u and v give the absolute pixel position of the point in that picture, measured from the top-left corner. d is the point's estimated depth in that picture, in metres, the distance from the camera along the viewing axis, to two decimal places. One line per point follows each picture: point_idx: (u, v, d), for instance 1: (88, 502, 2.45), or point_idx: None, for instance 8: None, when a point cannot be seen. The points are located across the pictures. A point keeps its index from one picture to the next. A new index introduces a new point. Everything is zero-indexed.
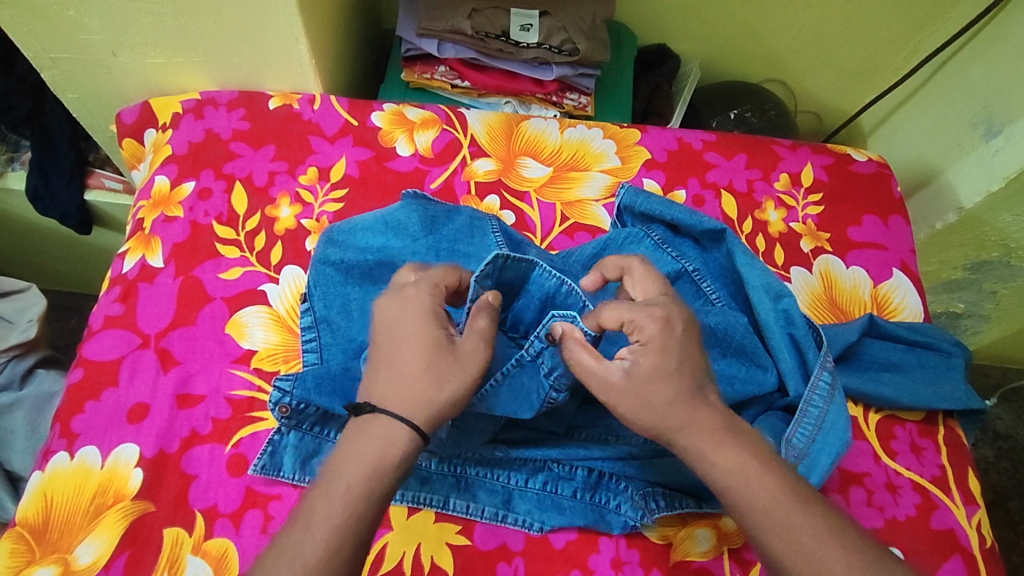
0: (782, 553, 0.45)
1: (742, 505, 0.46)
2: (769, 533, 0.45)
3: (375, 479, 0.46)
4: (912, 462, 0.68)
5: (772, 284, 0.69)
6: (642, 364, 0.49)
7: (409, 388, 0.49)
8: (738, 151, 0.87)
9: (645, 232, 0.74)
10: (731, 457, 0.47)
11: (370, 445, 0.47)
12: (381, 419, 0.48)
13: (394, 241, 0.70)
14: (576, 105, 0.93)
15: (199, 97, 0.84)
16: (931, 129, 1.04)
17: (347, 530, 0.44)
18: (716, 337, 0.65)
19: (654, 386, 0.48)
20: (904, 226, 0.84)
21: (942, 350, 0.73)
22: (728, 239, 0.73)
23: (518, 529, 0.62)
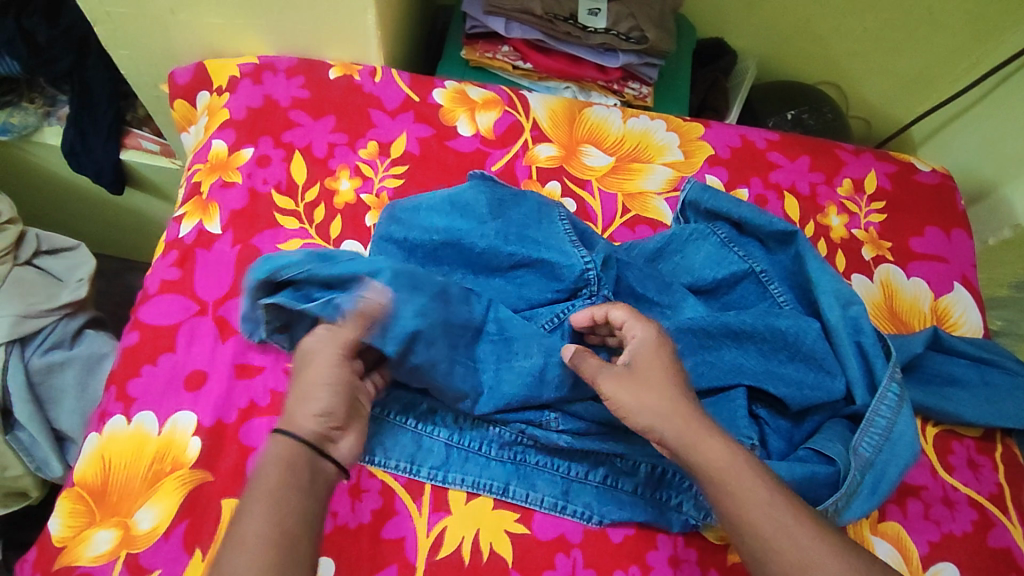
0: (766, 528, 0.48)
1: (727, 486, 0.50)
2: (755, 510, 0.49)
3: (286, 508, 0.47)
4: (970, 478, 0.68)
5: (841, 290, 0.69)
6: (643, 359, 0.56)
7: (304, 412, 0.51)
8: (801, 153, 0.86)
9: (711, 229, 0.74)
10: (714, 447, 0.51)
11: (268, 473, 0.48)
12: (274, 445, 0.50)
13: (461, 222, 0.68)
14: (636, 95, 0.91)
15: (257, 61, 0.82)
16: (988, 144, 1.03)
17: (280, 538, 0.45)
18: (784, 343, 0.65)
19: (651, 378, 0.55)
20: (966, 240, 0.82)
21: (1007, 368, 0.71)
22: (800, 240, 0.72)
23: (577, 521, 0.62)
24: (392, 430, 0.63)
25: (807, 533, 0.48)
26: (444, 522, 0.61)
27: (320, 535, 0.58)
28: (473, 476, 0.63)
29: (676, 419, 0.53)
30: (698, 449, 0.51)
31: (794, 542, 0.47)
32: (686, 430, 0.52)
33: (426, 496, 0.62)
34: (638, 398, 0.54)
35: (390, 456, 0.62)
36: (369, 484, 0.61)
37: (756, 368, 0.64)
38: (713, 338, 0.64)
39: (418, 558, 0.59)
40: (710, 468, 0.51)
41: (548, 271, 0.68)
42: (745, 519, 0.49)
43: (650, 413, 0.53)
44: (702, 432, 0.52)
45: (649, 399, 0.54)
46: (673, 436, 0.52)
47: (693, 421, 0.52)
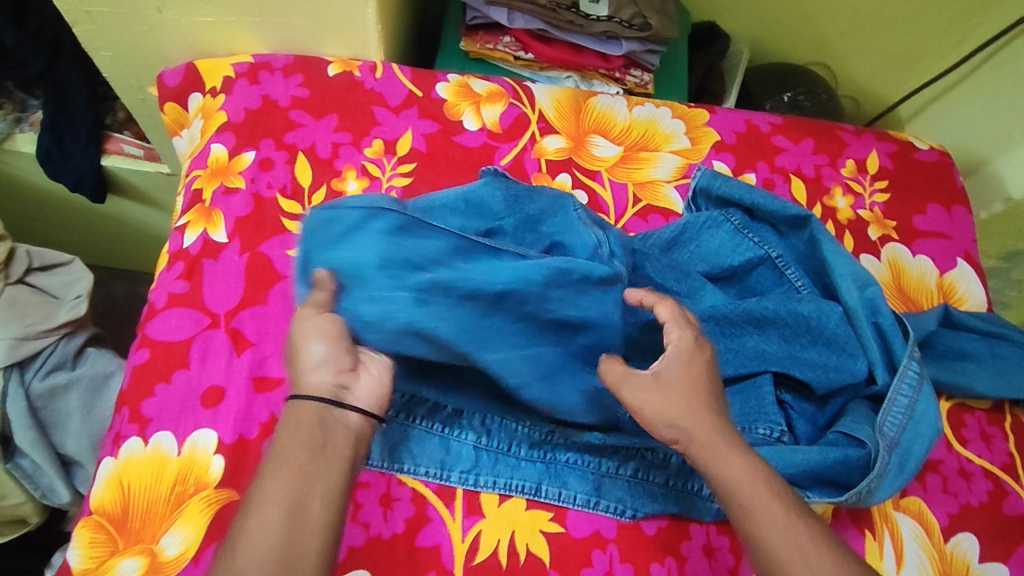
0: (782, 549, 0.46)
1: (745, 503, 0.48)
2: (772, 530, 0.47)
3: (304, 480, 0.43)
4: (983, 449, 0.70)
5: (858, 272, 0.70)
6: (678, 371, 0.51)
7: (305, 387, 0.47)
8: (805, 136, 0.86)
9: (724, 216, 0.74)
10: (738, 465, 0.49)
11: (287, 439, 0.45)
12: (291, 416, 0.46)
13: (476, 221, 0.66)
14: (638, 82, 0.90)
15: (252, 59, 0.79)
16: (976, 120, 1.05)
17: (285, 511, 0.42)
18: (807, 327, 0.66)
19: (681, 392, 0.50)
20: (966, 216, 0.84)
21: (1015, 341, 0.73)
22: (815, 224, 0.72)
23: (610, 516, 0.62)
24: (418, 437, 0.62)
25: (822, 554, 0.46)
26: (478, 526, 0.60)
27: (353, 547, 0.57)
28: (505, 478, 0.62)
29: (704, 435, 0.50)
30: (721, 464, 0.49)
31: (803, 557, 0.45)
32: (711, 445, 0.50)
33: (458, 501, 0.61)
34: (669, 411, 0.50)
35: (419, 463, 0.61)
36: (399, 492, 0.60)
37: (779, 353, 0.65)
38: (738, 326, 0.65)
39: (455, 564, 0.58)
40: (731, 483, 0.49)
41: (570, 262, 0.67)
42: (762, 538, 0.47)
43: (678, 425, 0.50)
44: (728, 448, 0.50)
45: (678, 411, 0.50)
46: (697, 449, 0.50)
47: (720, 435, 0.50)
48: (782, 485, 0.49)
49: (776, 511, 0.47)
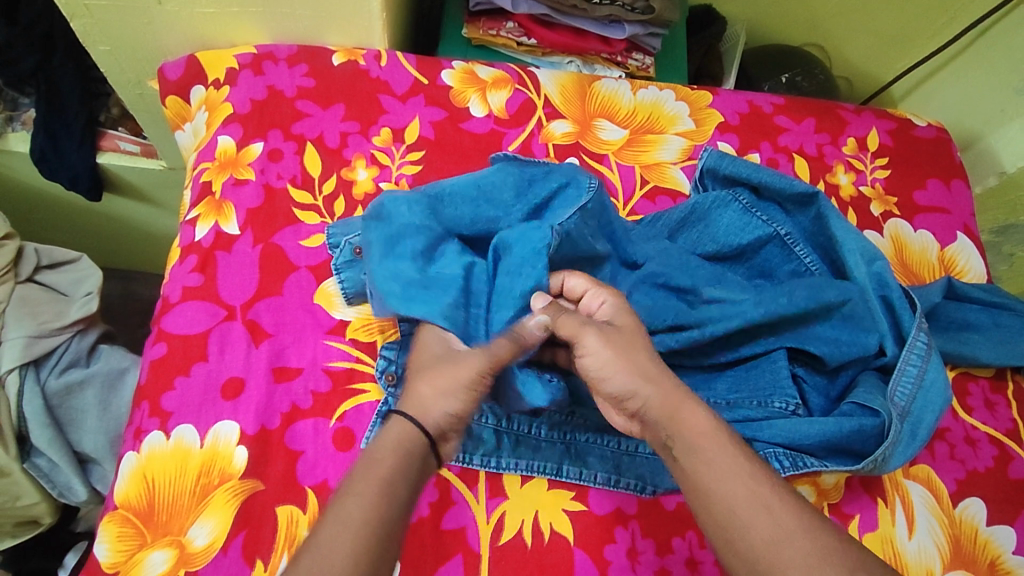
0: (742, 498, 0.45)
1: (709, 454, 0.47)
2: (736, 479, 0.45)
3: (387, 503, 0.44)
4: (987, 417, 0.72)
5: (866, 248, 0.71)
6: (624, 323, 0.54)
7: (413, 394, 0.50)
8: (807, 115, 0.87)
9: (733, 196, 0.74)
10: (700, 419, 0.48)
11: (381, 457, 0.46)
12: (396, 427, 0.48)
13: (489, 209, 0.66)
14: (640, 66, 0.90)
15: (255, 50, 0.78)
16: (969, 98, 1.07)
17: (368, 530, 0.42)
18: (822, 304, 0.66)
19: (632, 344, 0.52)
20: (965, 189, 0.85)
21: (1018, 311, 0.75)
22: (821, 202, 0.73)
23: (631, 493, 0.63)
24: None
25: (785, 508, 0.44)
26: (502, 507, 0.61)
27: None
28: (527, 460, 0.63)
29: (654, 384, 0.50)
30: (679, 415, 0.49)
31: (769, 515, 0.44)
32: (670, 396, 0.49)
33: (482, 483, 0.62)
34: (622, 363, 0.50)
35: None
36: None
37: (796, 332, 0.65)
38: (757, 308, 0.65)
39: (482, 545, 0.59)
40: (692, 433, 0.48)
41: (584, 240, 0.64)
42: (724, 489, 0.45)
43: (634, 375, 0.50)
44: (685, 400, 0.49)
45: (634, 361, 0.51)
46: (654, 400, 0.49)
47: (676, 388, 0.50)
48: (740, 442, 0.49)
49: (737, 461, 0.46)
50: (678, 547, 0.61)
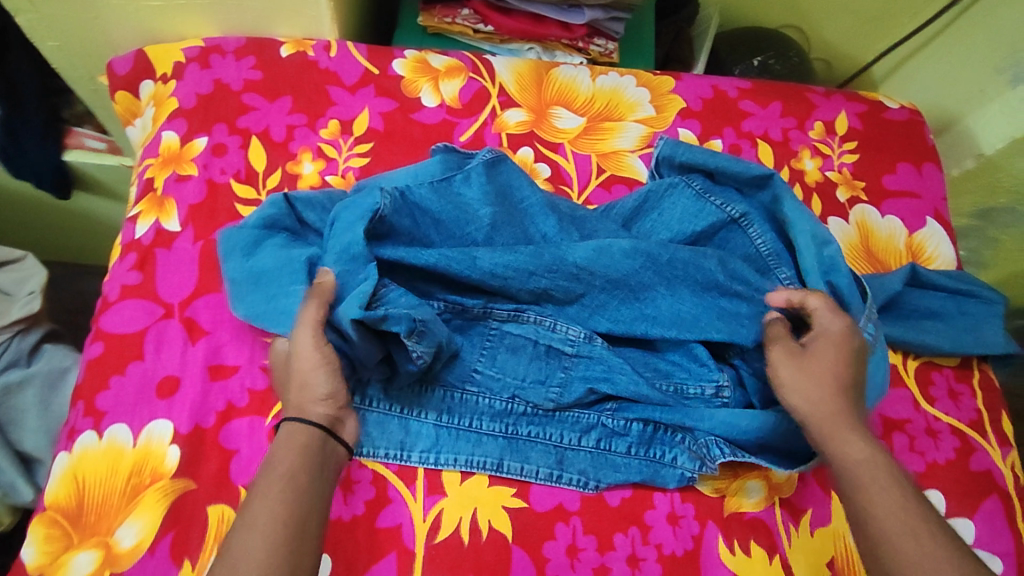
0: (889, 524, 0.51)
1: (862, 483, 0.54)
2: (885, 508, 0.52)
3: (301, 499, 0.49)
4: (950, 407, 0.70)
5: (818, 232, 0.70)
6: (819, 348, 0.60)
7: (293, 401, 0.54)
8: (773, 99, 0.84)
9: (685, 181, 0.73)
10: (861, 449, 0.55)
11: (282, 461, 0.51)
12: (286, 436, 0.53)
13: (429, 195, 0.64)
14: (602, 52, 0.88)
15: (203, 44, 0.77)
16: (949, 79, 1.03)
17: (287, 525, 0.47)
18: (716, 282, 0.68)
19: (813, 372, 0.59)
20: (937, 173, 0.82)
21: (984, 298, 0.73)
22: (778, 181, 0.73)
23: (573, 488, 0.62)
24: (376, 420, 0.62)
25: (934, 541, 0.50)
26: (440, 504, 0.60)
27: None
28: (466, 455, 0.62)
29: (826, 411, 0.57)
30: (840, 443, 0.56)
31: (919, 542, 0.50)
32: (833, 424, 0.57)
33: (420, 481, 0.61)
34: (800, 386, 0.59)
35: (378, 446, 0.62)
36: (359, 475, 0.61)
37: (696, 308, 0.67)
38: (645, 280, 0.68)
39: (416, 543, 0.59)
40: (847, 460, 0.55)
41: (515, 226, 0.67)
42: (868, 515, 0.52)
43: (807, 401, 0.58)
44: (848, 430, 0.56)
45: (810, 385, 0.58)
46: (817, 425, 0.57)
47: (844, 418, 0.57)
48: (902, 473, 0.55)
49: (903, 497, 0.52)
50: (619, 544, 0.60)
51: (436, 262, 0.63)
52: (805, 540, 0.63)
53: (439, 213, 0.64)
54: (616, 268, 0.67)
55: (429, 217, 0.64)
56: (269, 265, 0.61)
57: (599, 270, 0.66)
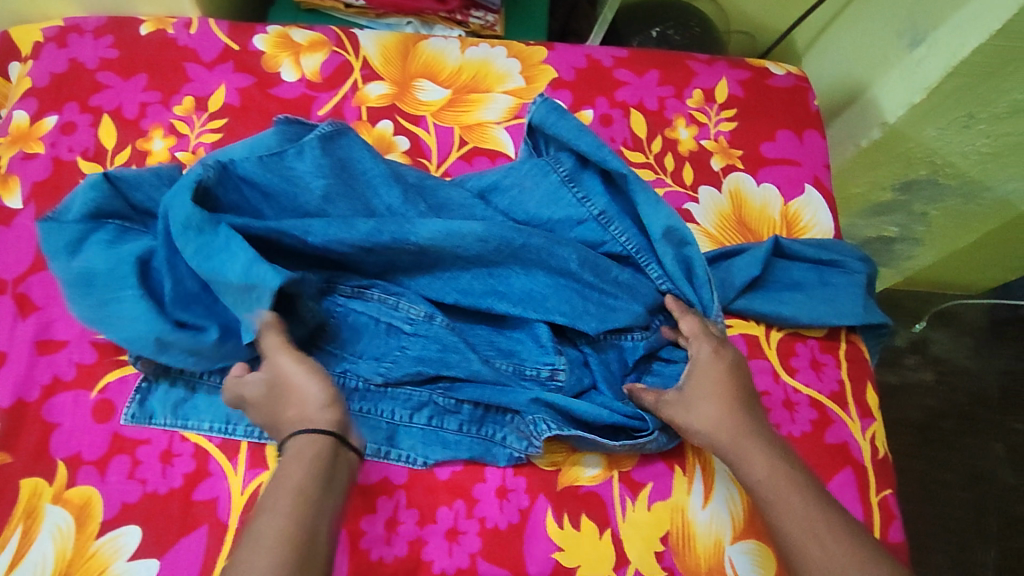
0: (804, 540, 0.52)
1: (771, 500, 0.54)
2: (793, 522, 0.53)
3: (309, 511, 0.47)
4: (812, 378, 0.68)
5: (676, 229, 0.67)
6: (696, 377, 0.61)
7: (286, 418, 0.53)
8: (650, 67, 0.82)
9: (552, 164, 0.70)
10: (762, 466, 0.56)
11: (290, 473, 0.49)
12: (295, 449, 0.50)
13: (256, 170, 0.62)
14: (482, 24, 0.87)
15: (62, 23, 0.77)
16: (860, 46, 0.99)
17: (292, 537, 0.45)
18: (569, 270, 0.66)
19: (702, 401, 0.60)
20: (820, 140, 0.80)
21: (846, 268, 0.71)
22: (635, 180, 0.68)
23: (402, 464, 0.61)
24: (206, 394, 0.63)
25: (839, 542, 0.51)
26: (261, 478, 0.61)
27: (127, 504, 0.58)
28: None
29: (727, 433, 0.58)
30: (745, 463, 0.56)
31: (821, 546, 0.51)
32: (734, 445, 0.57)
33: (243, 454, 0.62)
34: (691, 419, 0.59)
35: (203, 419, 0.62)
36: (181, 448, 0.61)
37: (547, 287, 0.65)
38: (497, 259, 0.64)
39: (231, 517, 0.59)
40: (753, 480, 0.56)
41: (355, 198, 0.65)
42: (787, 535, 0.53)
43: (704, 433, 0.59)
44: (747, 448, 0.57)
45: (700, 415, 0.59)
46: (721, 451, 0.58)
47: (743, 438, 0.57)
48: (805, 480, 0.55)
49: (811, 509, 0.53)
50: (442, 517, 0.59)
51: (268, 233, 0.60)
52: (641, 515, 0.61)
53: (266, 186, 0.62)
54: (468, 249, 0.63)
55: (258, 191, 0.63)
56: (100, 265, 0.57)
57: (447, 248, 0.62)
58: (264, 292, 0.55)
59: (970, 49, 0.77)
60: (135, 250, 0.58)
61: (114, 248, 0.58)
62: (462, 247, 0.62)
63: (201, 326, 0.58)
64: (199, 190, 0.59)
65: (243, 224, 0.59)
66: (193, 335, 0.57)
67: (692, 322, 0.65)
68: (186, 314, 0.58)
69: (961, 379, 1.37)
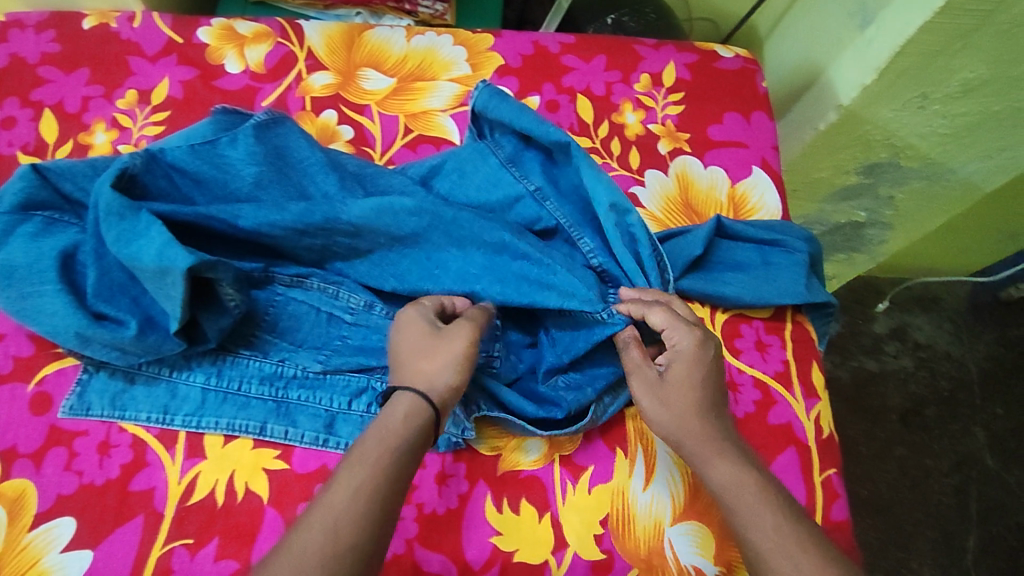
0: (766, 551, 0.50)
1: (735, 508, 0.52)
2: (759, 533, 0.51)
3: (393, 470, 0.49)
4: (756, 359, 0.67)
5: (618, 200, 0.66)
6: (677, 370, 0.57)
7: (411, 369, 0.54)
8: (597, 53, 0.82)
9: (491, 149, 0.70)
10: (731, 473, 0.53)
11: (392, 428, 0.51)
12: (402, 404, 0.52)
13: (187, 158, 0.62)
14: (432, 13, 0.89)
15: (4, 19, 0.77)
16: (816, 29, 0.99)
17: (374, 489, 0.48)
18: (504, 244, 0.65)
19: (678, 396, 0.56)
20: (767, 122, 0.80)
21: (787, 247, 0.70)
22: (575, 151, 0.68)
23: (340, 452, 0.60)
24: (145, 385, 0.61)
25: (806, 557, 0.49)
26: (198, 467, 0.59)
27: (62, 495, 0.56)
28: (228, 418, 0.60)
29: (696, 434, 0.55)
30: (712, 468, 0.54)
31: (784, 556, 0.49)
32: (703, 449, 0.54)
33: (180, 444, 0.59)
34: (662, 412, 0.56)
35: (141, 410, 0.60)
36: (118, 439, 0.59)
37: (483, 266, 0.64)
38: (432, 239, 0.64)
39: (167, 506, 0.57)
40: (720, 486, 0.53)
41: (288, 184, 0.64)
42: (751, 546, 0.51)
43: (673, 432, 0.55)
44: (716, 452, 0.54)
45: (674, 413, 0.56)
46: (689, 453, 0.55)
47: (713, 441, 0.55)
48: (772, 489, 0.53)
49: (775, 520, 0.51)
50: None
51: (195, 218, 0.60)
52: (581, 498, 0.60)
53: (197, 173, 0.62)
54: (400, 226, 0.63)
55: (189, 179, 0.62)
56: (21, 259, 0.57)
57: (377, 226, 0.62)
58: (176, 276, 0.53)
59: (914, 27, 0.77)
60: (58, 245, 0.58)
61: (38, 241, 0.58)
62: (393, 223, 0.62)
63: (122, 319, 0.57)
64: (125, 178, 0.59)
65: (167, 211, 0.59)
66: (112, 329, 0.56)
67: (667, 311, 0.60)
68: (112, 307, 0.57)
69: (942, 364, 1.36)
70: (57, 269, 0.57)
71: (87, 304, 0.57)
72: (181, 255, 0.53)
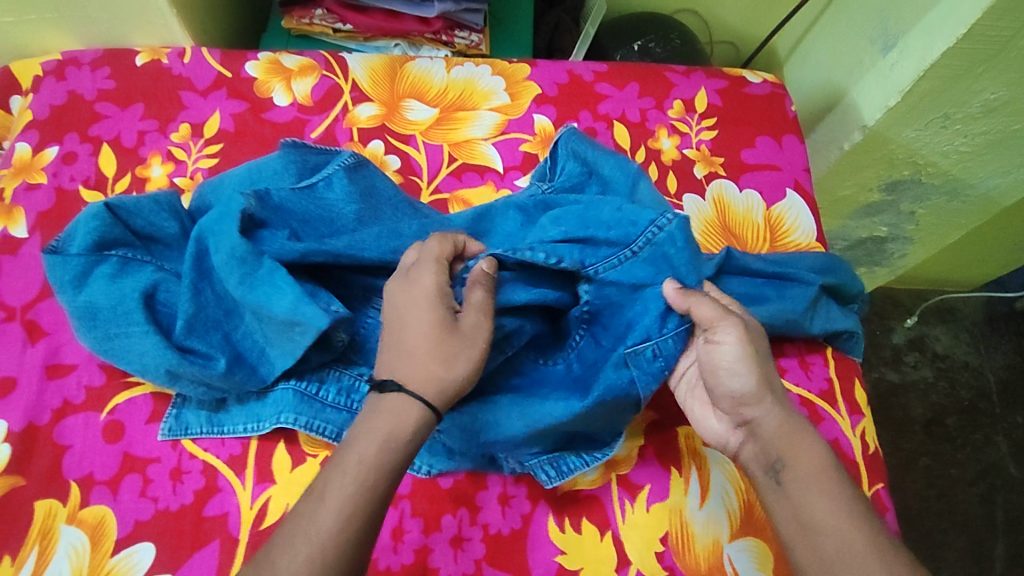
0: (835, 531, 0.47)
1: (807, 486, 0.49)
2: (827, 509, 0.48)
3: (380, 472, 0.47)
4: (801, 377, 0.69)
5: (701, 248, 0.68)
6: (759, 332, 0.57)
7: (420, 366, 0.52)
8: (630, 80, 0.85)
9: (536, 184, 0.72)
10: (813, 455, 0.51)
11: (393, 443, 0.49)
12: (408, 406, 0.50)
13: (288, 195, 0.63)
14: (467, 43, 0.92)
15: (60, 57, 0.79)
16: (836, 52, 1.02)
17: (359, 496, 0.46)
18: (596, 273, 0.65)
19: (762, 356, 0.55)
20: (798, 144, 0.83)
21: (802, 281, 0.70)
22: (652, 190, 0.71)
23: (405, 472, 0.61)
24: (239, 402, 0.63)
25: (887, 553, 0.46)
26: (268, 492, 0.60)
27: (139, 522, 0.58)
28: (307, 417, 0.60)
29: (782, 398, 0.54)
30: (796, 443, 0.51)
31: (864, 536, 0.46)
32: (787, 422, 0.53)
33: (250, 469, 0.61)
34: (753, 366, 0.54)
35: (236, 422, 0.62)
36: (189, 466, 0.61)
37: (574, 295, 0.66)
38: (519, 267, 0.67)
39: (241, 531, 0.59)
40: (801, 466, 0.50)
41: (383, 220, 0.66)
42: (825, 529, 0.47)
43: (762, 388, 0.53)
44: (801, 429, 0.52)
45: (761, 368, 0.54)
46: (774, 420, 0.53)
47: (795, 415, 0.53)
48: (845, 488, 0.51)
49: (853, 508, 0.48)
50: (446, 525, 0.60)
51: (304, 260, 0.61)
52: (640, 516, 0.62)
53: (302, 214, 0.63)
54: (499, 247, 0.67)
55: (295, 218, 0.63)
56: (104, 300, 0.59)
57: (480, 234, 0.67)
58: (307, 329, 0.57)
59: (937, 52, 0.80)
60: (138, 285, 0.60)
61: (118, 279, 0.60)
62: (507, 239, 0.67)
63: (212, 355, 0.59)
64: (245, 220, 0.60)
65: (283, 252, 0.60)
66: (202, 365, 0.58)
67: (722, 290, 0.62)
68: (204, 342, 0.59)
69: (962, 374, 1.38)
70: (145, 305, 0.59)
71: (176, 341, 0.59)
72: (315, 311, 0.57)
